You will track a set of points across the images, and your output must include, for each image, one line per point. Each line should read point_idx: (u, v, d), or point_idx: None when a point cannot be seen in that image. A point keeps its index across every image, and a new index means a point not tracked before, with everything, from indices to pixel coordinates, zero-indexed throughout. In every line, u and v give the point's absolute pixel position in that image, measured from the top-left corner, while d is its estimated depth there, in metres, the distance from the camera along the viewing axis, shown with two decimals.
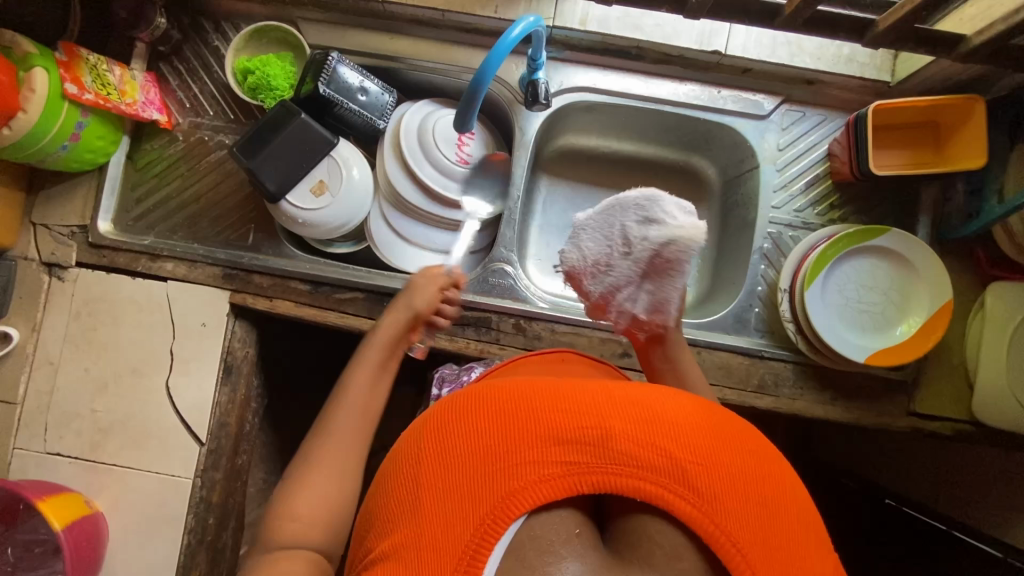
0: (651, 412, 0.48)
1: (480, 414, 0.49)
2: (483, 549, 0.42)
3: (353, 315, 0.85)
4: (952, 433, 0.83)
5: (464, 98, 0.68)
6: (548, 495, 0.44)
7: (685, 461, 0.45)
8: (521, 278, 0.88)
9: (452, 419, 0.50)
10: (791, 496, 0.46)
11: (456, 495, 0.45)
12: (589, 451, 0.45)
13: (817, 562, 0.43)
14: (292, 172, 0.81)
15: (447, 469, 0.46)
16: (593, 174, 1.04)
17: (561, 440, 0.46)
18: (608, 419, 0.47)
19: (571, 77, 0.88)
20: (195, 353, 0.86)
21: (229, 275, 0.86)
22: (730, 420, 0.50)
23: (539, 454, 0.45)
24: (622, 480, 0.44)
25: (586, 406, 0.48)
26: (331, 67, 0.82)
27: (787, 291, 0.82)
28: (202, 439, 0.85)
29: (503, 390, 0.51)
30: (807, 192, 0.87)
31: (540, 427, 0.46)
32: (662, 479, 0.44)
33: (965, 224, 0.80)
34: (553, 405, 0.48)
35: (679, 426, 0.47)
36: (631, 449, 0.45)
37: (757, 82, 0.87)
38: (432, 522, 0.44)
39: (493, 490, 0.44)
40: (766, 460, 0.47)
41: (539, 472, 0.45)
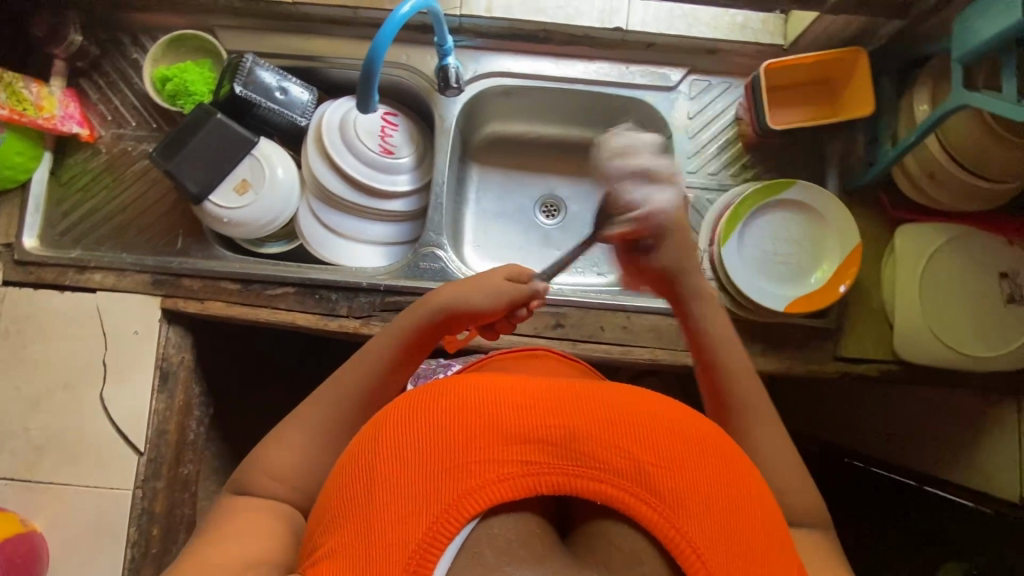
0: (618, 412, 0.47)
1: (442, 408, 0.46)
2: (433, 549, 0.41)
3: (286, 310, 0.86)
4: (879, 374, 0.86)
5: (361, 78, 0.66)
6: (508, 496, 0.43)
7: (649, 463, 0.44)
8: (452, 261, 0.89)
9: (413, 412, 0.47)
10: (758, 501, 0.46)
11: (410, 491, 0.43)
12: (552, 451, 0.44)
13: (777, 564, 0.43)
14: (215, 173, 0.83)
15: (400, 463, 0.44)
16: (525, 161, 1.06)
17: (524, 439, 0.45)
18: (574, 419, 0.46)
19: (486, 65, 0.92)
20: (128, 362, 0.85)
21: (159, 281, 0.86)
22: (701, 425, 0.49)
23: (501, 454, 0.44)
24: (585, 481, 0.44)
25: (552, 405, 0.47)
26: (247, 68, 0.85)
27: (706, 250, 0.85)
28: (141, 448, 0.84)
29: (467, 385, 0.49)
30: (719, 156, 0.91)
31: (504, 425, 0.45)
32: (625, 479, 0.44)
33: (867, 170, 0.85)
34: (519, 403, 0.47)
35: (646, 426, 0.47)
36: (597, 449, 0.45)
37: (662, 55, 0.91)
38: (381, 520, 0.42)
39: (448, 489, 0.43)
40: (735, 468, 0.47)
41: (500, 471, 0.44)
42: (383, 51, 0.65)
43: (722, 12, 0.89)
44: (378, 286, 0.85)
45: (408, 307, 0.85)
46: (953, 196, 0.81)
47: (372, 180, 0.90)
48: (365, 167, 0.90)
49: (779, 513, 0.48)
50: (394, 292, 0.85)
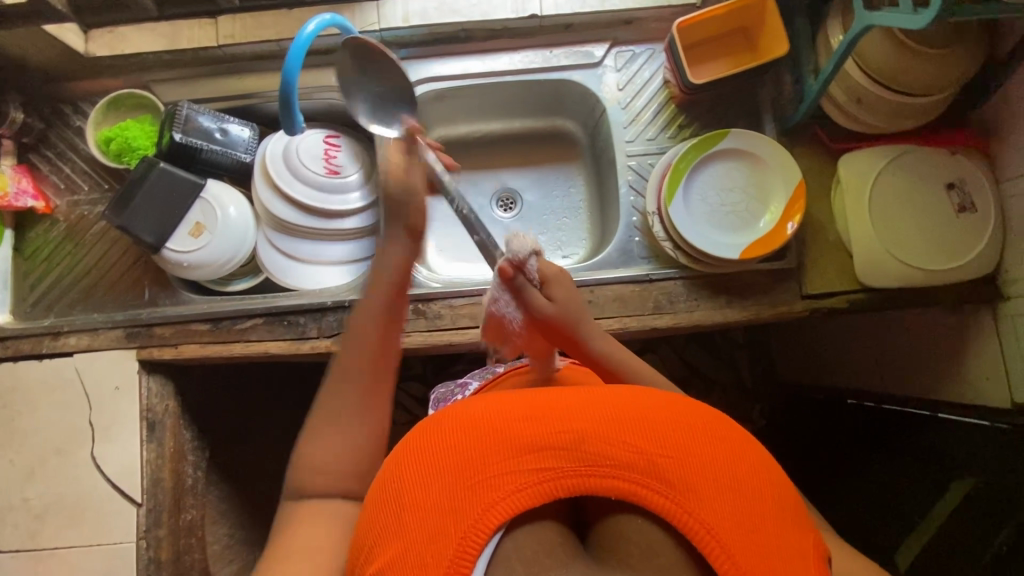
0: (618, 413, 0.52)
1: (461, 430, 0.52)
2: (469, 553, 0.47)
3: (258, 341, 0.87)
4: (848, 305, 0.86)
5: (281, 99, 0.68)
6: (529, 503, 0.49)
7: (655, 457, 0.49)
8: (413, 267, 0.90)
9: (431, 438, 0.53)
10: (762, 474, 0.50)
11: (441, 508, 0.48)
12: (563, 455, 0.50)
13: (784, 532, 0.48)
14: (167, 221, 0.85)
15: (428, 487, 0.49)
16: (473, 161, 1.09)
17: (536, 448, 0.50)
18: (579, 423, 0.51)
19: (414, 72, 0.93)
20: (114, 416, 0.86)
21: (132, 334, 0.88)
22: (699, 412, 0.54)
23: (516, 465, 0.50)
24: (598, 480, 0.50)
25: (558, 414, 0.52)
26: (184, 116, 0.88)
27: (655, 213, 0.86)
28: (138, 499, 0.85)
29: (480, 408, 0.54)
30: (655, 120, 0.92)
31: (517, 439, 0.51)
32: (635, 475, 0.49)
33: (798, 107, 0.86)
34: (528, 417, 0.52)
35: (647, 422, 0.52)
36: (603, 449, 0.50)
37: (582, 34, 0.93)
38: (419, 539, 0.47)
39: (475, 503, 0.48)
40: (738, 449, 0.51)
41: (517, 480, 0.49)
42: (295, 72, 0.67)
43: None
44: (343, 303, 0.87)
45: None
46: (887, 118, 0.82)
47: (331, 210, 0.93)
48: (317, 199, 0.92)
49: (786, 485, 0.52)
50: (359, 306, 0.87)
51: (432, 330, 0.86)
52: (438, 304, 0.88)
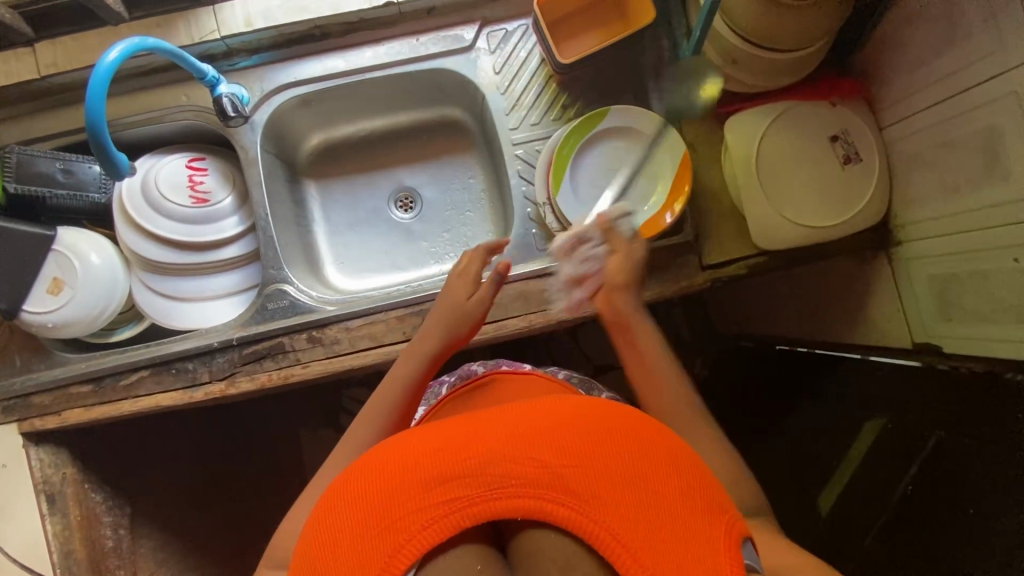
0: (530, 428, 0.50)
1: (369, 474, 0.50)
2: None
3: (148, 395, 0.82)
4: (748, 270, 0.85)
5: (92, 142, 0.64)
6: (437, 540, 0.46)
7: (562, 468, 0.47)
8: (304, 292, 0.86)
9: (344, 486, 0.50)
10: (676, 469, 0.48)
11: (349, 562, 0.45)
12: (469, 483, 0.47)
13: (702, 528, 0.46)
14: (19, 284, 0.78)
15: (334, 542, 0.47)
16: (362, 162, 1.02)
17: (441, 482, 0.47)
18: (488, 445, 0.49)
19: (270, 79, 0.86)
20: (6, 495, 0.81)
21: (6, 407, 0.81)
22: (608, 411, 0.52)
23: (423, 501, 0.47)
24: (510, 502, 0.47)
25: (467, 439, 0.50)
26: (15, 161, 0.79)
27: (546, 203, 0.83)
28: (51, 575, 0.80)
29: (386, 450, 0.52)
30: (538, 103, 0.88)
31: (423, 473, 0.48)
32: (544, 491, 0.47)
33: (677, 74, 0.82)
34: (437, 449, 0.50)
35: (558, 432, 0.49)
36: (509, 469, 0.48)
37: (447, 16, 0.86)
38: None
39: (380, 552, 0.45)
40: (648, 444, 0.50)
41: (425, 519, 0.46)
42: (99, 109, 0.62)
43: None
44: (230, 342, 0.82)
45: (270, 352, 0.82)
46: (765, 77, 0.79)
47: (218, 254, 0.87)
48: (194, 240, 0.86)
49: (705, 477, 0.50)
50: (248, 342, 0.82)
51: (331, 357, 0.82)
52: (335, 328, 0.84)
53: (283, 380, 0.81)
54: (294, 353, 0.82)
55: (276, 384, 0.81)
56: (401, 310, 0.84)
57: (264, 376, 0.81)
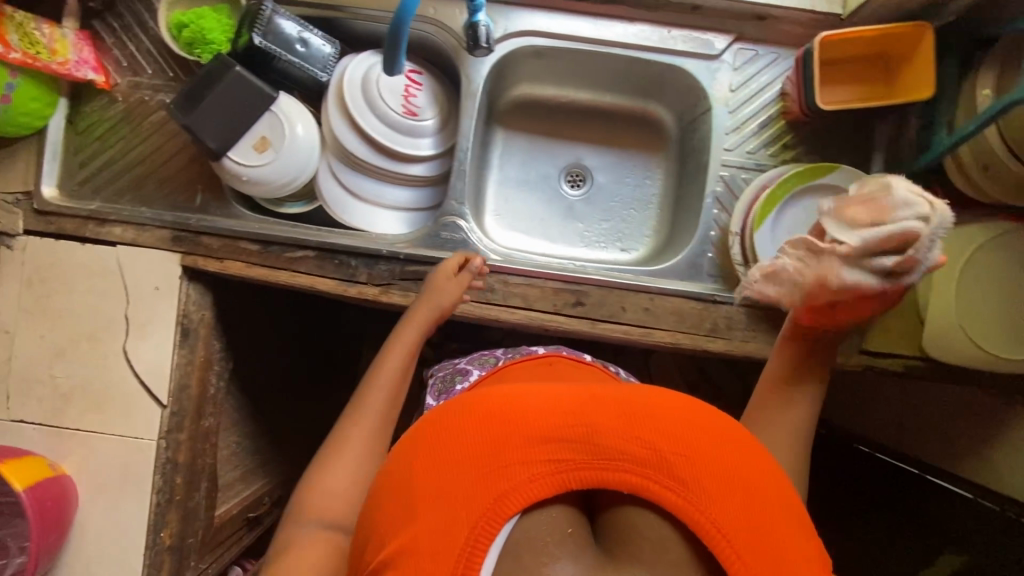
0: (636, 410, 0.50)
1: (469, 418, 0.50)
2: (480, 542, 0.44)
3: (305, 274, 0.85)
4: (904, 370, 0.85)
5: (388, 38, 0.64)
6: (536, 492, 0.46)
7: (672, 456, 0.47)
8: (474, 232, 0.88)
9: (439, 425, 0.51)
10: (774, 483, 0.48)
11: (450, 494, 0.46)
12: (577, 446, 0.48)
13: (799, 541, 0.45)
14: (233, 131, 0.80)
15: (436, 473, 0.48)
16: (551, 126, 1.02)
17: (552, 438, 0.48)
18: (591, 417, 0.49)
19: (517, 21, 0.86)
20: (150, 315, 0.86)
21: (178, 237, 0.86)
22: (714, 418, 0.52)
23: (525, 454, 0.47)
24: (610, 474, 0.47)
25: (570, 406, 0.50)
26: (267, 17, 0.81)
27: (738, 234, 0.82)
28: (164, 401, 0.86)
29: (492, 396, 0.52)
30: (760, 134, 0.86)
31: (527, 426, 0.49)
32: (650, 471, 0.47)
33: (918, 157, 0.80)
34: (540, 407, 0.50)
35: (665, 422, 0.49)
36: (619, 443, 0.48)
37: (708, 20, 0.85)
38: (426, 525, 0.45)
39: (483, 491, 0.46)
40: (757, 460, 0.49)
41: (526, 470, 0.47)
42: (412, 8, 0.61)
43: None
44: (397, 255, 0.84)
45: (428, 277, 0.84)
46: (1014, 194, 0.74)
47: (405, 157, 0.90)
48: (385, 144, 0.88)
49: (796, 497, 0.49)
50: (413, 261, 0.84)
51: (481, 302, 0.84)
52: (492, 277, 0.85)
53: (433, 307, 0.84)
54: None
55: None
56: (560, 284, 0.84)
57: (416, 297, 0.84)
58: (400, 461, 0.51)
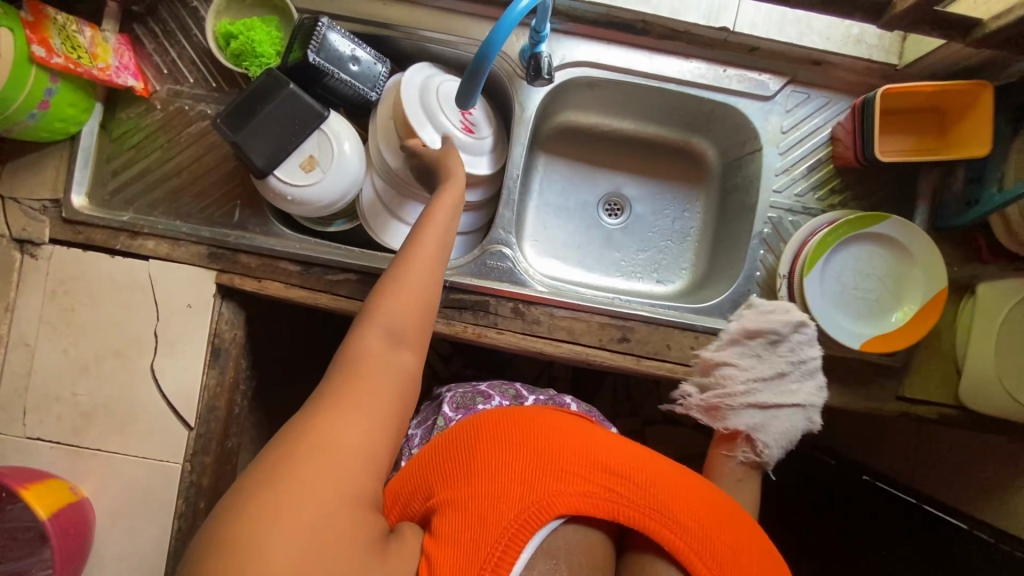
0: (687, 483, 0.57)
1: (549, 431, 0.57)
2: (524, 530, 0.50)
3: (346, 297, 0.83)
4: (937, 416, 0.86)
5: (468, 71, 0.66)
6: (587, 513, 0.52)
7: (705, 531, 0.53)
8: (520, 261, 0.86)
9: (524, 421, 0.58)
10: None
11: (510, 477, 0.53)
12: (630, 487, 0.54)
13: None
14: (281, 148, 0.77)
15: (502, 457, 0.54)
16: (592, 154, 1.01)
17: (611, 472, 0.54)
18: (653, 476, 0.55)
19: (573, 51, 0.85)
20: (181, 334, 0.82)
21: (214, 254, 0.83)
22: (740, 512, 0.58)
23: (589, 479, 0.53)
24: (653, 527, 0.52)
25: (638, 462, 0.56)
26: (321, 33, 0.78)
27: (786, 277, 0.82)
28: (191, 423, 0.82)
29: (573, 426, 0.59)
30: (808, 176, 0.86)
31: (596, 458, 0.55)
32: (684, 534, 0.52)
33: (963, 212, 0.81)
34: (611, 452, 0.57)
35: (707, 503, 0.55)
36: (666, 500, 0.53)
37: (763, 61, 0.85)
38: (482, 493, 0.52)
39: (541, 487, 0.52)
40: (768, 552, 0.55)
41: (584, 492, 0.53)
42: (497, 47, 0.63)
43: (838, 22, 0.83)
44: (442, 282, 0.82)
45: (473, 306, 0.83)
46: None
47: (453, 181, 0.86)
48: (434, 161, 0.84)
49: None
50: (459, 289, 0.83)
51: (526, 333, 0.83)
52: (538, 308, 0.84)
53: (476, 337, 0.82)
54: (494, 316, 0.83)
55: (468, 337, 0.82)
56: (605, 319, 0.84)
57: (461, 326, 0.82)
58: (472, 435, 0.58)
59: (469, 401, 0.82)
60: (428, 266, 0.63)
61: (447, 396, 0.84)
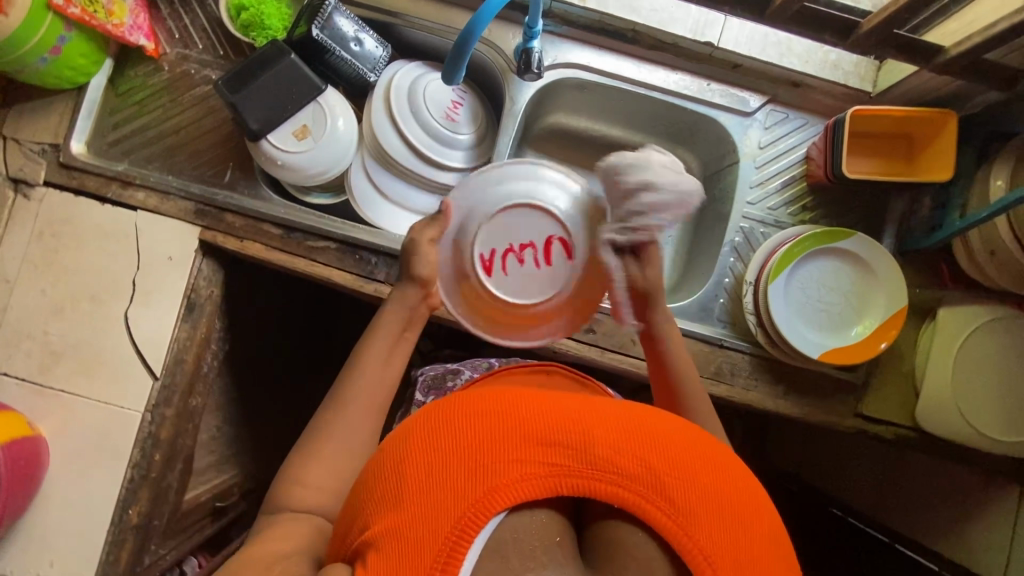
0: (638, 426, 0.50)
1: (471, 409, 0.50)
2: (464, 538, 0.44)
3: (323, 265, 0.85)
4: (893, 437, 0.86)
5: (455, 45, 0.69)
6: (531, 492, 0.46)
7: (660, 472, 0.47)
8: None
9: (444, 413, 0.50)
10: (760, 514, 0.48)
11: (441, 486, 0.45)
12: (571, 455, 0.47)
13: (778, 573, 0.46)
14: (276, 114, 0.81)
15: (428, 465, 0.46)
16: (579, 156, 1.04)
17: (547, 442, 0.47)
18: (592, 428, 0.48)
19: (566, 53, 0.89)
20: (158, 285, 0.84)
21: (201, 211, 0.85)
22: (701, 438, 0.52)
23: (525, 454, 0.47)
24: (604, 486, 0.46)
25: (575, 415, 0.50)
26: (327, 13, 0.82)
27: (752, 284, 0.85)
28: (157, 373, 0.83)
29: (501, 394, 0.51)
30: (782, 192, 0.89)
31: (530, 428, 0.48)
32: (638, 487, 0.46)
33: (928, 236, 0.83)
34: (545, 412, 0.49)
35: (665, 446, 0.49)
36: (612, 456, 0.47)
37: (745, 78, 0.89)
38: (416, 514, 0.44)
39: (477, 485, 0.45)
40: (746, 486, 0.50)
41: (522, 470, 0.46)
42: (483, 25, 0.66)
43: (817, 48, 0.87)
44: None
45: None
46: (1013, 279, 0.78)
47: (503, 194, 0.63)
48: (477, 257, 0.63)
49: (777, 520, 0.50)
50: None
51: None
52: None
53: (446, 315, 0.84)
54: None
55: (438, 314, 0.84)
56: None
57: None
58: (396, 446, 0.50)
59: (439, 380, 0.84)
60: (383, 355, 0.70)
61: (419, 380, 0.86)
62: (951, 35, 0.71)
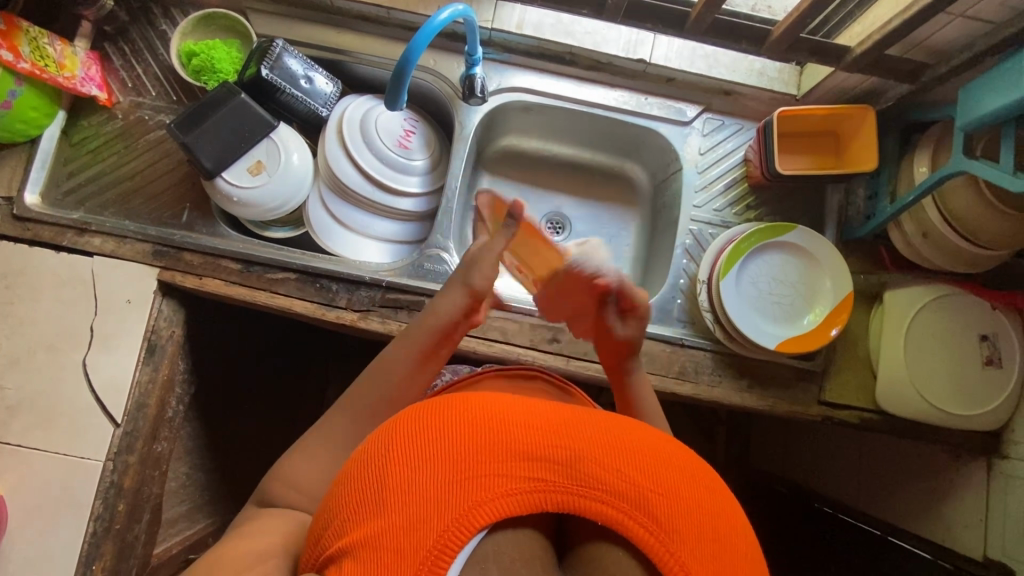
0: (623, 438, 0.43)
1: (449, 416, 0.42)
2: (447, 552, 0.37)
3: (284, 295, 0.86)
4: (859, 421, 0.87)
5: (393, 75, 0.72)
6: (513, 510, 0.39)
7: (649, 489, 0.40)
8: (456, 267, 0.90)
9: (425, 416, 0.43)
10: (744, 537, 0.42)
11: (423, 498, 0.38)
12: (555, 469, 0.40)
13: None
14: (229, 151, 0.83)
15: (409, 472, 0.39)
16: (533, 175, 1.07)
17: (530, 455, 0.40)
18: (579, 439, 0.42)
19: (508, 79, 0.94)
20: (117, 329, 0.83)
21: (159, 253, 0.86)
22: (691, 454, 0.45)
23: (507, 468, 0.40)
24: (589, 502, 0.40)
25: (558, 423, 0.43)
26: (276, 53, 0.85)
27: (706, 282, 0.87)
28: (118, 419, 0.81)
29: (485, 397, 0.44)
30: (725, 193, 0.94)
31: (513, 439, 0.41)
32: (626, 505, 0.40)
33: (865, 224, 0.88)
34: (528, 421, 0.42)
35: (652, 460, 0.42)
36: (599, 471, 0.40)
37: (680, 90, 0.94)
38: (392, 524, 0.37)
39: (458, 500, 0.38)
40: (732, 508, 0.43)
41: (506, 484, 0.39)
42: (418, 53, 0.70)
43: (743, 57, 0.93)
44: (380, 282, 0.86)
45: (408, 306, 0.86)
46: (947, 258, 0.82)
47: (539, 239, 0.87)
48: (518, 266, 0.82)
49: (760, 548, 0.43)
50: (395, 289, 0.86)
51: None
52: None
53: None
54: None
55: None
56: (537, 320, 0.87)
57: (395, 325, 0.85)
58: (374, 448, 0.42)
59: None
60: (403, 371, 0.66)
61: None
62: (856, 36, 0.77)
